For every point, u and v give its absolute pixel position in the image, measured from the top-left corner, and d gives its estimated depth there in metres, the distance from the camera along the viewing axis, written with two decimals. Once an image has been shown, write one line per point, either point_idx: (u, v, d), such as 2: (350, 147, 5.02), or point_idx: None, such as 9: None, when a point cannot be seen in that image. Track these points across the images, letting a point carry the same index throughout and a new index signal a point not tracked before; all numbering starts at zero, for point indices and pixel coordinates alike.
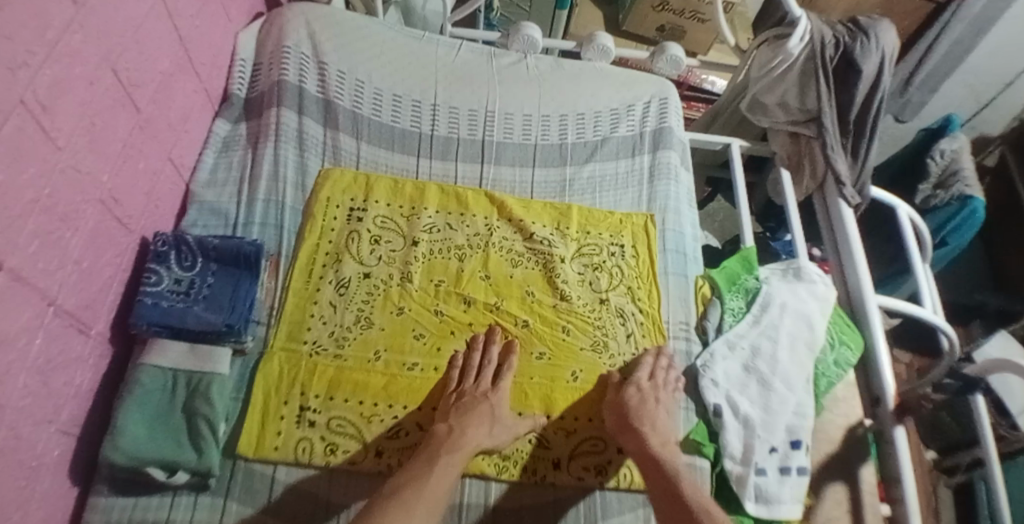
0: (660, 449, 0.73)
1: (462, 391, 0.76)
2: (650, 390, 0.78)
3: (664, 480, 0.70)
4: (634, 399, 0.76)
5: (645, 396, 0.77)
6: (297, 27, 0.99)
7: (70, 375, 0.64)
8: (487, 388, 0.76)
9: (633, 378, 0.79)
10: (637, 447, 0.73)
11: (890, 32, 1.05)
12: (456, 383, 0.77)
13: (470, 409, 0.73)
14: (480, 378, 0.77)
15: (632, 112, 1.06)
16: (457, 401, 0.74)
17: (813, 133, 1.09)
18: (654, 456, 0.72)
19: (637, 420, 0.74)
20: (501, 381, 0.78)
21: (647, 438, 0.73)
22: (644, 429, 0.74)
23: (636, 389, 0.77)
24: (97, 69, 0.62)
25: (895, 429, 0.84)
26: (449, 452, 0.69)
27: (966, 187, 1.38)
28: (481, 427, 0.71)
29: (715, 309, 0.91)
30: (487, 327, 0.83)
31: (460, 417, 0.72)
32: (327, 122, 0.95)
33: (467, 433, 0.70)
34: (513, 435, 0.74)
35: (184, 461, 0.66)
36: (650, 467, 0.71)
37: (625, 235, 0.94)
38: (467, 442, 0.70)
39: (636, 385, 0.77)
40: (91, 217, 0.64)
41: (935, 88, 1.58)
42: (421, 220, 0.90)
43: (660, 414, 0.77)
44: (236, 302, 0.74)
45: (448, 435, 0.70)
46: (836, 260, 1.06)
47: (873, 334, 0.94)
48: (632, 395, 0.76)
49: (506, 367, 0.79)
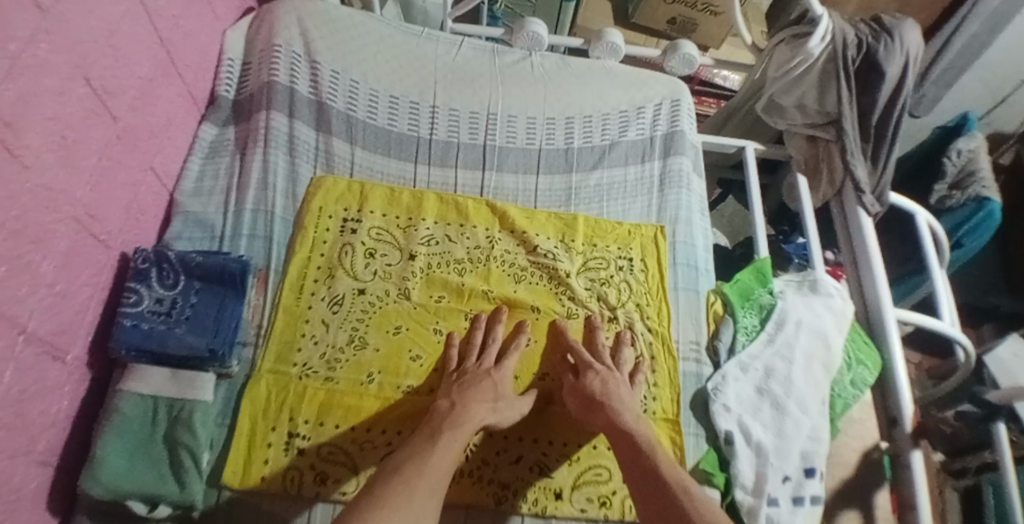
0: (628, 421, 0.70)
1: (463, 371, 0.74)
2: (606, 372, 0.74)
3: (635, 455, 0.66)
4: (594, 384, 0.73)
5: (605, 379, 0.74)
6: (288, 23, 0.94)
7: (47, 403, 0.60)
8: (490, 366, 0.74)
9: (587, 363, 0.75)
10: (608, 425, 0.70)
11: (916, 33, 0.99)
12: (456, 365, 0.75)
13: (472, 386, 0.71)
14: (483, 358, 0.76)
15: (642, 114, 1.01)
16: (458, 379, 0.73)
17: (832, 137, 1.03)
18: (623, 430, 0.69)
19: (593, 396, 0.72)
20: (506, 362, 0.76)
21: (618, 413, 0.70)
22: (609, 403, 0.71)
23: (593, 369, 0.74)
24: (68, 79, 0.58)
25: (912, 452, 0.80)
26: (452, 428, 0.66)
27: (983, 187, 1.32)
28: (485, 402, 0.69)
29: (728, 328, 0.87)
30: (494, 307, 0.82)
31: (462, 393, 0.70)
32: (320, 125, 0.90)
33: (469, 409, 0.68)
34: (517, 413, 0.72)
35: (166, 495, 0.63)
36: (620, 441, 0.68)
37: (633, 247, 0.90)
38: (472, 418, 0.67)
39: (592, 367, 0.74)
40: (64, 237, 0.60)
41: (951, 83, 1.49)
42: (419, 232, 0.85)
43: (623, 394, 0.73)
44: (220, 324, 0.71)
45: (450, 410, 0.68)
46: (852, 263, 1.02)
47: (892, 355, 0.88)
48: (592, 376, 0.74)
49: (511, 347, 0.78)
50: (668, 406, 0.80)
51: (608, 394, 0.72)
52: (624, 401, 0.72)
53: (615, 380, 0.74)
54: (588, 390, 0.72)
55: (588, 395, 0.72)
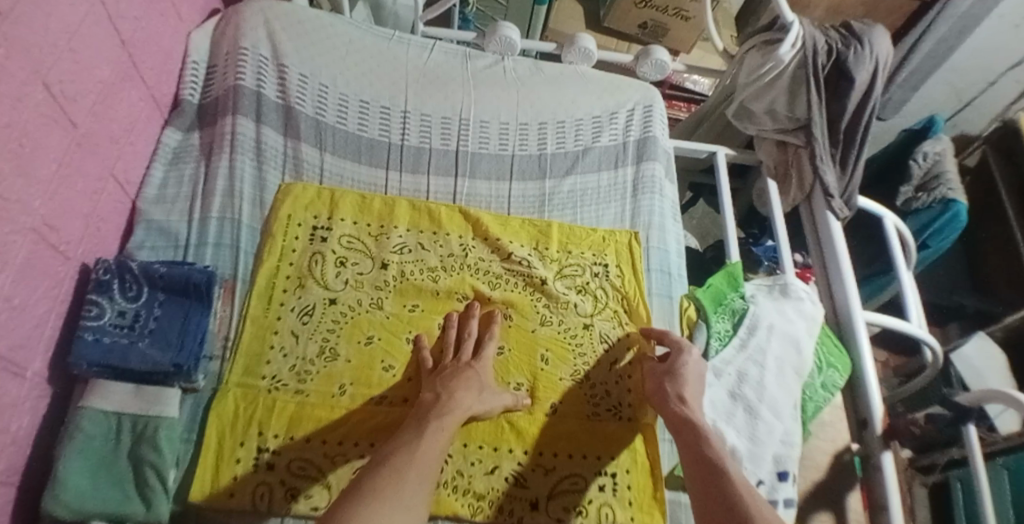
0: (700, 419, 0.70)
1: (442, 366, 0.74)
2: (697, 362, 0.76)
3: (698, 445, 0.66)
4: (687, 365, 0.75)
5: (696, 366, 0.76)
6: (255, 25, 0.92)
7: (7, 421, 0.57)
8: (470, 359, 0.75)
9: (684, 346, 0.77)
10: (681, 418, 0.70)
11: (885, 39, 1.01)
12: (430, 366, 0.74)
13: (455, 376, 0.71)
14: (461, 352, 0.75)
15: (615, 120, 1.01)
16: (438, 374, 0.72)
17: (801, 142, 1.05)
18: (691, 422, 0.69)
19: (681, 385, 0.73)
20: (484, 351, 0.76)
21: (691, 409, 0.71)
22: (689, 401, 0.72)
23: (686, 357, 0.76)
24: (25, 85, 0.55)
25: (883, 454, 0.82)
26: (439, 416, 0.66)
27: (949, 189, 1.35)
28: (470, 391, 0.69)
29: (701, 333, 0.87)
30: (466, 303, 0.82)
31: (447, 384, 0.70)
32: (288, 130, 0.89)
33: (456, 399, 0.68)
34: (500, 404, 0.72)
35: (131, 513, 0.61)
36: (683, 429, 0.69)
37: (609, 254, 0.90)
38: (457, 407, 0.67)
39: (686, 349, 0.76)
40: (22, 248, 0.57)
41: (916, 87, 1.53)
42: (391, 240, 0.84)
43: (702, 384, 0.75)
44: (185, 337, 0.68)
45: (435, 401, 0.68)
46: (820, 265, 1.04)
47: (861, 354, 0.90)
48: (685, 365, 0.75)
49: (488, 336, 0.78)
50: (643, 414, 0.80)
51: (693, 392, 0.73)
52: (699, 401, 0.73)
53: (701, 367, 0.76)
54: (679, 385, 0.73)
55: (677, 374, 0.74)
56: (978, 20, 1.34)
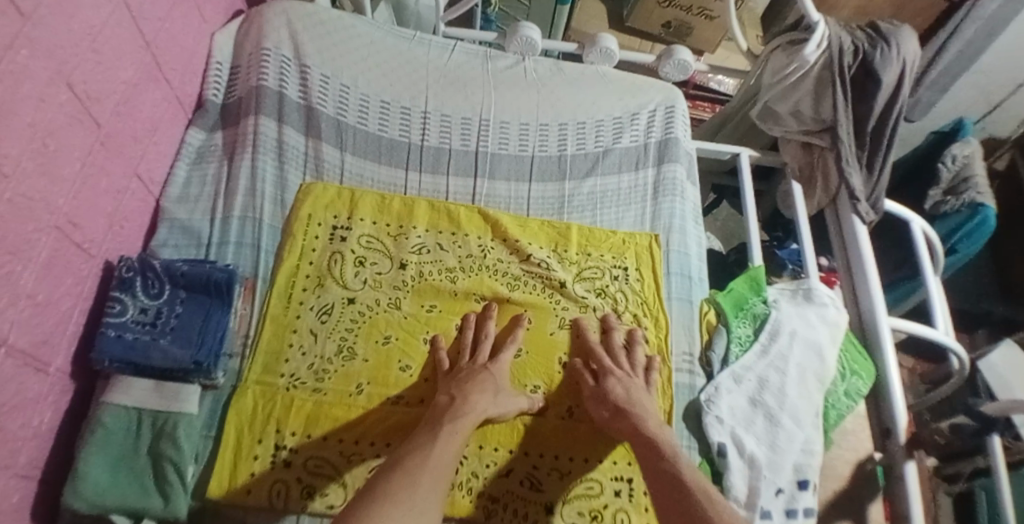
0: (652, 427, 0.69)
1: (459, 368, 0.74)
2: (626, 377, 0.75)
3: (657, 460, 0.66)
4: (614, 386, 0.74)
5: (627, 383, 0.74)
6: (277, 26, 0.93)
7: (28, 416, 0.58)
8: (486, 361, 0.74)
9: (608, 368, 0.76)
10: (633, 428, 0.70)
11: (912, 39, 0.98)
12: (447, 367, 0.75)
13: (470, 379, 0.71)
14: (478, 353, 0.75)
15: (636, 121, 1.00)
16: (454, 375, 0.72)
17: (827, 144, 1.03)
18: (647, 438, 0.68)
19: (621, 400, 0.72)
20: (501, 354, 0.75)
21: (644, 421, 0.70)
22: (642, 412, 0.71)
23: (613, 375, 0.75)
24: (49, 86, 0.56)
25: (906, 463, 0.79)
26: (454, 420, 0.65)
27: (977, 193, 1.31)
28: (485, 393, 0.69)
29: (721, 338, 0.86)
30: (484, 304, 0.81)
31: (461, 386, 0.70)
32: (309, 131, 0.89)
33: (473, 401, 0.67)
34: (516, 407, 0.71)
35: (149, 509, 0.62)
36: (643, 446, 0.68)
37: (628, 257, 0.89)
38: (471, 409, 0.67)
39: (611, 371, 0.75)
40: (46, 246, 0.58)
41: (946, 88, 1.49)
42: (410, 240, 0.84)
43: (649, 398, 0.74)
44: (205, 335, 0.69)
45: (450, 403, 0.68)
46: (846, 271, 1.02)
47: (885, 362, 0.88)
48: (613, 384, 0.74)
49: (509, 340, 0.77)
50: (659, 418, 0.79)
51: (641, 403, 0.72)
52: (652, 413, 0.72)
53: (633, 384, 0.75)
54: (617, 400, 0.72)
55: (605, 394, 0.73)
56: (1011, 20, 1.31)
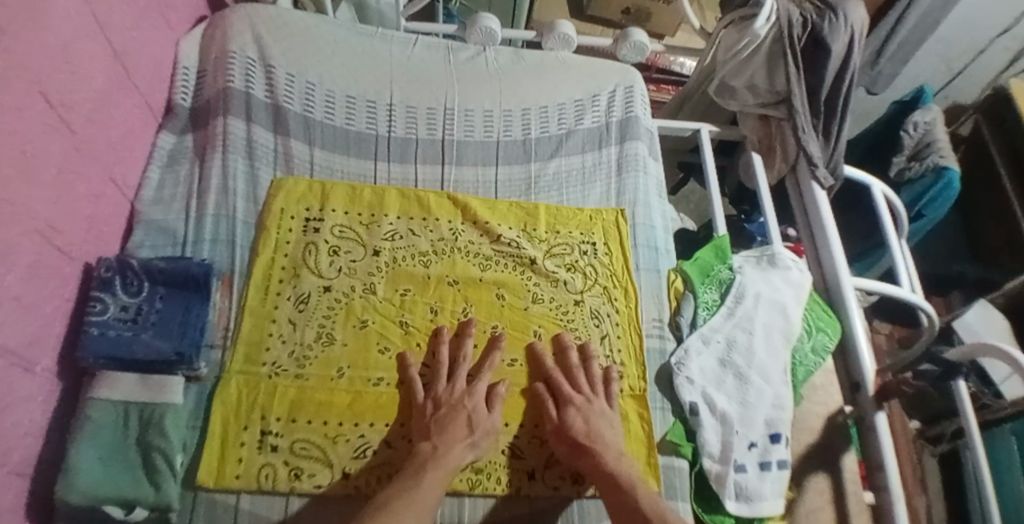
0: (613, 461, 0.70)
1: (439, 402, 0.73)
2: (587, 406, 0.75)
3: (617, 492, 0.68)
4: (575, 421, 0.73)
5: (585, 415, 0.74)
6: (241, 30, 0.95)
7: (20, 414, 0.59)
8: (463, 392, 0.74)
9: (565, 398, 0.75)
10: (595, 467, 0.70)
11: (858, 9, 1.03)
12: (422, 395, 0.74)
13: (448, 424, 0.70)
14: (454, 381, 0.75)
15: (597, 102, 1.03)
16: (434, 417, 0.72)
17: (783, 115, 1.06)
18: (610, 474, 0.69)
19: (582, 436, 0.72)
20: (479, 384, 0.75)
21: (600, 455, 0.70)
22: (596, 445, 0.71)
23: (572, 406, 0.74)
24: (25, 95, 0.58)
25: (878, 415, 0.83)
26: (435, 468, 0.66)
27: (941, 157, 1.36)
28: (461, 440, 0.69)
29: (689, 303, 0.90)
30: (460, 322, 0.81)
31: (442, 434, 0.69)
32: (278, 128, 0.91)
33: (451, 450, 0.68)
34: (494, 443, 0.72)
35: (142, 497, 0.64)
36: (604, 481, 0.69)
37: (596, 232, 0.92)
38: (452, 459, 0.67)
39: (569, 402, 0.75)
40: (29, 249, 0.60)
41: (906, 59, 1.52)
42: (382, 228, 0.86)
43: (615, 433, 0.74)
44: (187, 327, 0.72)
45: (432, 452, 0.68)
46: (810, 242, 1.05)
47: (850, 319, 0.92)
48: (572, 418, 0.73)
49: (482, 369, 0.77)
50: (634, 382, 0.82)
51: (599, 433, 0.72)
52: (615, 448, 0.72)
53: (608, 417, 0.75)
54: (572, 434, 0.72)
55: (566, 426, 0.73)
56: None
